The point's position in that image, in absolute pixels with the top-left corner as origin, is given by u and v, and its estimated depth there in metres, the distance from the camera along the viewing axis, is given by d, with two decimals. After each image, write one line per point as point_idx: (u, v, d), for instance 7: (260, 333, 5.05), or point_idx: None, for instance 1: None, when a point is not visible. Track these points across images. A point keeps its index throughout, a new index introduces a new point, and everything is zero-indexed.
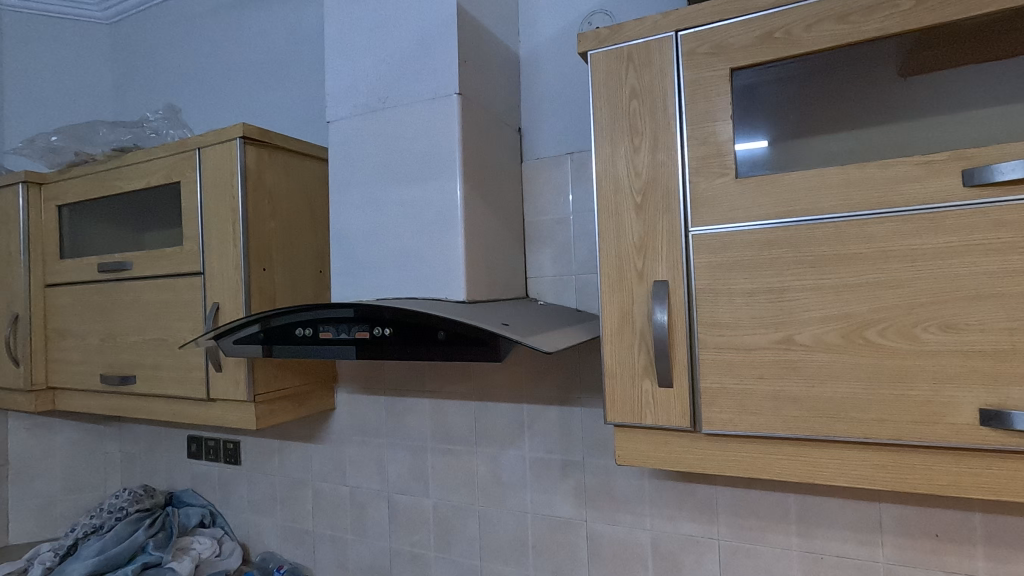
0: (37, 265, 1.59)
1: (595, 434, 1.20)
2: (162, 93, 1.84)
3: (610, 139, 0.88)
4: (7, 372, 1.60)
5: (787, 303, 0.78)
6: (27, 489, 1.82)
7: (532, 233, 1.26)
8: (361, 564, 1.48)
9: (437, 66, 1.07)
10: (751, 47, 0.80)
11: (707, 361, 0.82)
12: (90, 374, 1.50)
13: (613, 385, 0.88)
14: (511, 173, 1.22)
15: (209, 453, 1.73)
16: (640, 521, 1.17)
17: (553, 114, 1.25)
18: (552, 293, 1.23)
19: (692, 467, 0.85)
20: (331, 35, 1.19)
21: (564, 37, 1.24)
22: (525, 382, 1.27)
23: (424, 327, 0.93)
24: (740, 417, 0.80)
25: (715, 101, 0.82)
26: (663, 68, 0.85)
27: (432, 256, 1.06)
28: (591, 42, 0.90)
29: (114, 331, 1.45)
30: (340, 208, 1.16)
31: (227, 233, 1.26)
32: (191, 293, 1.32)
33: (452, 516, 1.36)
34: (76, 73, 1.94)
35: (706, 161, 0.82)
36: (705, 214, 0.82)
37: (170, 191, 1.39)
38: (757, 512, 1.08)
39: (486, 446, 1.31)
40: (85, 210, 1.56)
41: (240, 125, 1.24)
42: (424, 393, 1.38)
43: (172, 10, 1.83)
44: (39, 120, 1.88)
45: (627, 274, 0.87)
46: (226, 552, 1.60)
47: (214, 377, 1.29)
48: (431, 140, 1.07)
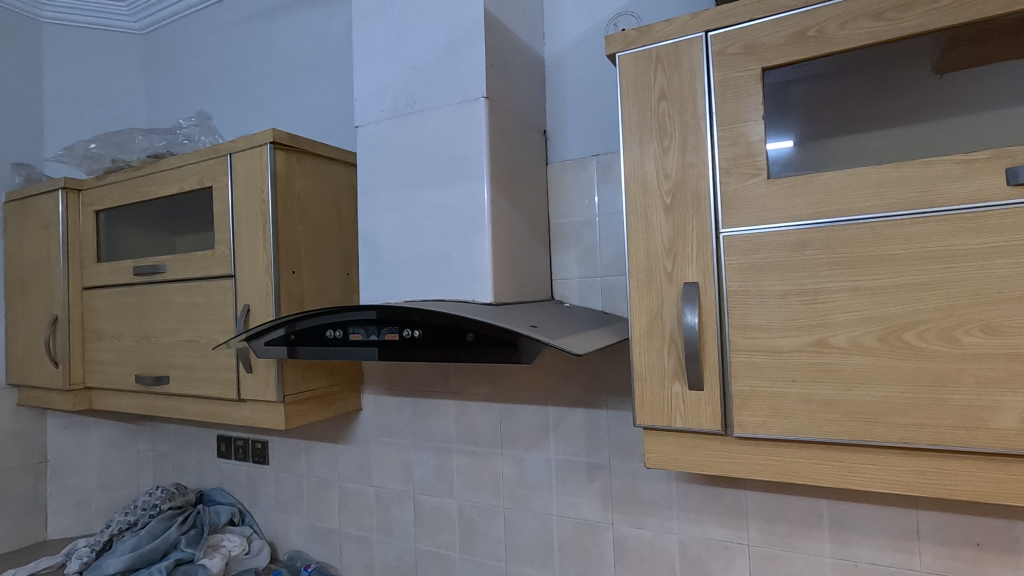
0: (75, 268, 1.64)
1: (622, 435, 1.20)
2: (193, 101, 1.89)
3: (638, 141, 0.88)
4: (47, 372, 1.65)
5: (822, 305, 0.76)
6: (64, 486, 1.87)
7: (557, 236, 1.26)
8: (387, 564, 1.49)
9: (464, 70, 1.08)
10: (783, 47, 0.79)
11: (739, 364, 0.81)
12: (125, 374, 1.55)
13: (642, 387, 0.88)
14: (536, 175, 1.22)
15: (238, 452, 1.76)
16: (667, 524, 1.16)
17: (578, 115, 1.25)
18: (577, 295, 1.23)
19: (722, 470, 0.84)
20: (359, 42, 1.21)
21: (590, 38, 1.24)
22: (551, 384, 1.27)
23: (453, 328, 0.93)
24: (773, 421, 0.79)
25: (745, 102, 0.81)
26: (693, 68, 0.84)
27: (459, 259, 1.07)
28: (619, 44, 0.90)
29: (148, 332, 1.49)
30: (368, 211, 1.18)
31: (257, 237, 1.29)
32: (223, 296, 1.35)
33: (477, 517, 1.36)
34: (111, 82, 2.01)
35: (737, 161, 0.81)
36: (736, 215, 0.82)
37: (202, 196, 1.42)
38: (788, 518, 1.06)
39: (512, 448, 1.32)
40: (121, 215, 1.61)
41: (271, 131, 1.27)
42: (449, 395, 1.39)
43: (203, 19, 1.88)
44: (77, 128, 1.95)
45: (656, 275, 0.87)
46: (255, 550, 1.63)
47: (245, 378, 1.31)
48: (459, 143, 1.08)
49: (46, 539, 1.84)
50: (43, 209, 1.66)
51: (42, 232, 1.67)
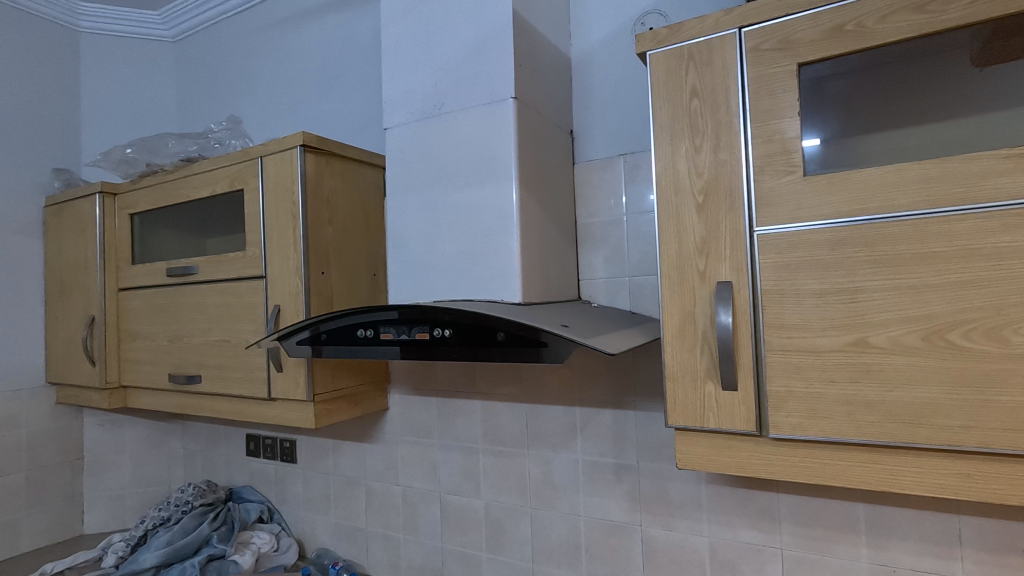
0: (111, 270, 1.69)
1: (652, 436, 1.19)
2: (223, 106, 1.94)
3: (670, 139, 0.87)
4: (85, 371, 1.70)
5: (861, 304, 0.75)
6: (99, 482, 1.92)
7: (584, 236, 1.25)
8: (413, 563, 1.50)
9: (493, 72, 1.09)
10: (819, 41, 0.78)
11: (774, 364, 0.80)
12: (159, 373, 1.58)
13: (674, 387, 0.87)
14: (563, 174, 1.22)
15: (266, 450, 1.79)
16: (697, 526, 1.15)
17: (605, 114, 1.24)
18: (605, 294, 1.23)
19: (757, 472, 0.83)
20: (388, 44, 1.23)
21: (618, 37, 1.23)
22: (578, 384, 1.26)
23: (484, 328, 0.93)
24: (810, 422, 0.78)
25: (781, 98, 0.80)
26: (726, 65, 0.83)
27: (487, 259, 1.07)
28: (650, 42, 0.89)
29: (181, 332, 1.52)
30: (397, 213, 1.19)
31: (288, 238, 1.31)
32: (254, 296, 1.37)
33: (503, 517, 1.37)
34: (143, 88, 2.06)
35: (771, 159, 0.80)
36: (770, 213, 0.81)
37: (233, 199, 1.45)
38: (823, 522, 1.04)
39: (539, 448, 1.31)
40: (154, 218, 1.64)
41: (301, 134, 1.29)
42: (475, 394, 1.40)
43: (232, 26, 1.92)
44: (113, 133, 2.00)
45: (688, 274, 0.86)
46: (283, 547, 1.65)
47: (275, 377, 1.33)
48: (487, 144, 1.08)
49: (82, 533, 1.90)
50: (82, 213, 1.72)
51: (80, 235, 1.72)
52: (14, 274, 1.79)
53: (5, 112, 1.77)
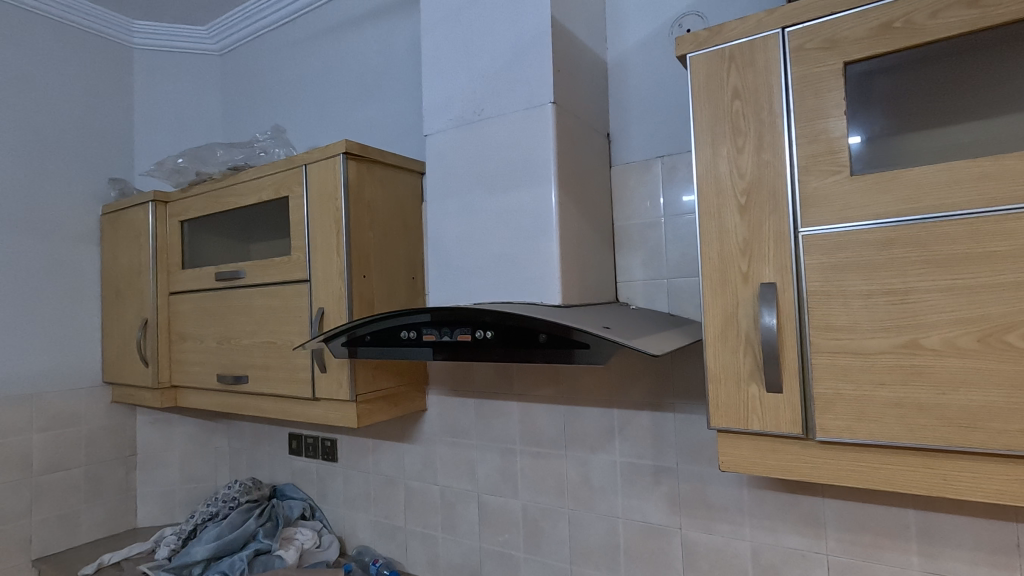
0: (163, 275, 1.77)
1: (692, 438, 1.18)
2: (266, 116, 2.01)
3: (711, 141, 0.87)
4: (138, 371, 1.78)
5: (911, 305, 0.74)
6: (151, 477, 2.01)
7: (621, 238, 1.26)
8: (452, 562, 1.52)
9: (531, 77, 1.10)
10: (866, 40, 0.77)
11: (821, 366, 0.79)
12: (208, 374, 1.65)
13: (717, 389, 0.87)
14: (600, 177, 1.23)
15: (308, 449, 1.84)
16: (738, 530, 1.14)
17: (642, 117, 1.25)
18: (643, 297, 1.23)
19: (803, 475, 0.82)
20: (428, 54, 1.26)
21: (653, 41, 1.24)
22: (616, 386, 1.27)
23: (526, 329, 0.95)
24: (859, 425, 0.77)
25: (826, 98, 0.79)
26: (769, 66, 0.83)
27: (527, 261, 1.09)
28: (690, 45, 0.90)
29: (228, 334, 1.58)
30: (437, 217, 1.22)
31: (331, 243, 1.35)
32: (298, 299, 1.42)
33: (541, 518, 1.38)
34: (190, 99, 2.14)
35: (816, 159, 0.80)
36: (816, 214, 0.80)
37: (278, 205, 1.50)
38: (870, 527, 1.02)
39: (576, 450, 1.32)
40: (203, 225, 1.72)
41: (344, 142, 1.33)
42: (512, 396, 1.41)
43: (275, 39, 1.99)
44: (163, 145, 2.10)
45: (731, 276, 0.86)
46: (325, 544, 1.70)
47: (319, 377, 1.38)
48: (526, 149, 1.10)
49: (136, 527, 1.98)
50: (136, 220, 1.80)
51: (134, 241, 1.81)
52: (73, 279, 1.89)
53: (67, 126, 1.89)
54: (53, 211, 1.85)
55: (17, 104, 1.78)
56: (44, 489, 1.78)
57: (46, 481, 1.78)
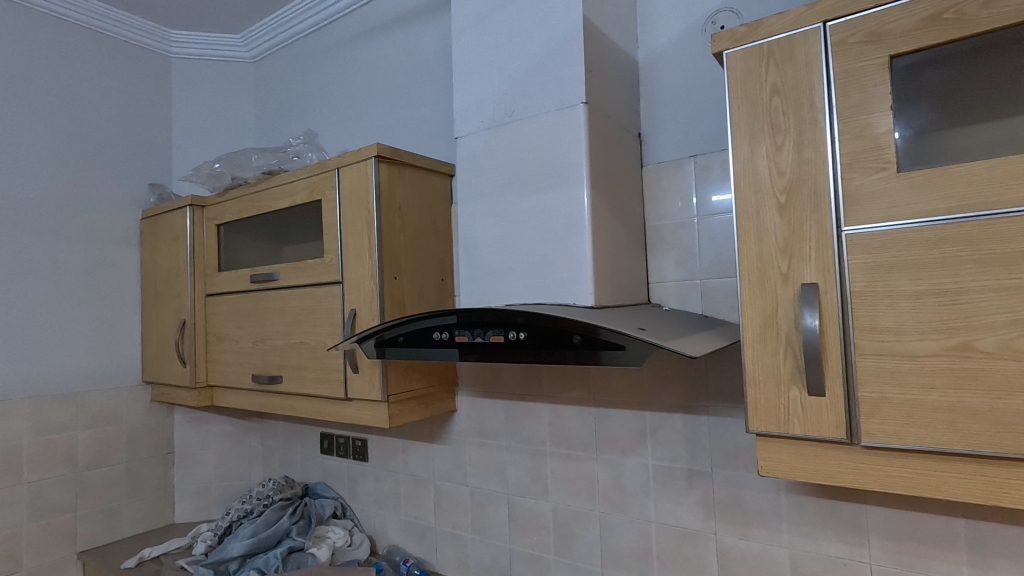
0: (200, 277, 1.81)
1: (728, 441, 1.16)
2: (298, 121, 2.05)
3: (748, 139, 0.86)
4: (177, 371, 1.83)
5: (962, 306, 0.71)
6: (188, 474, 2.07)
7: (652, 238, 1.24)
8: (481, 563, 1.52)
9: (563, 78, 1.10)
10: (914, 32, 0.75)
11: (866, 369, 0.77)
12: (243, 373, 1.68)
13: (755, 392, 0.85)
14: (631, 177, 1.22)
15: (339, 449, 1.87)
16: (776, 536, 1.11)
17: (674, 116, 1.23)
18: (676, 298, 1.21)
19: (847, 481, 0.80)
20: (459, 56, 1.27)
21: (685, 40, 1.22)
22: (647, 388, 1.25)
23: (560, 330, 0.94)
24: (907, 430, 0.74)
25: (871, 92, 0.77)
26: (809, 62, 0.81)
27: (559, 262, 1.08)
28: (726, 41, 0.88)
29: (263, 334, 1.62)
30: (468, 219, 1.22)
31: (363, 245, 1.36)
32: (331, 301, 1.44)
33: (572, 521, 1.37)
34: (225, 105, 2.20)
35: (861, 155, 0.78)
36: (859, 212, 0.78)
37: (310, 208, 1.53)
38: (916, 536, 0.99)
39: (607, 453, 1.31)
40: (238, 228, 1.76)
41: (376, 145, 1.35)
42: (542, 397, 1.41)
43: (307, 46, 2.03)
44: (200, 151, 2.16)
45: (770, 276, 0.84)
46: (356, 543, 1.72)
47: (352, 378, 1.39)
48: (558, 150, 1.10)
49: (173, 522, 2.04)
50: (174, 224, 1.86)
51: (173, 245, 1.86)
52: (114, 281, 1.95)
53: (108, 134, 1.96)
54: (96, 215, 1.91)
55: (63, 112, 1.85)
56: (87, 484, 1.84)
57: (89, 476, 1.85)
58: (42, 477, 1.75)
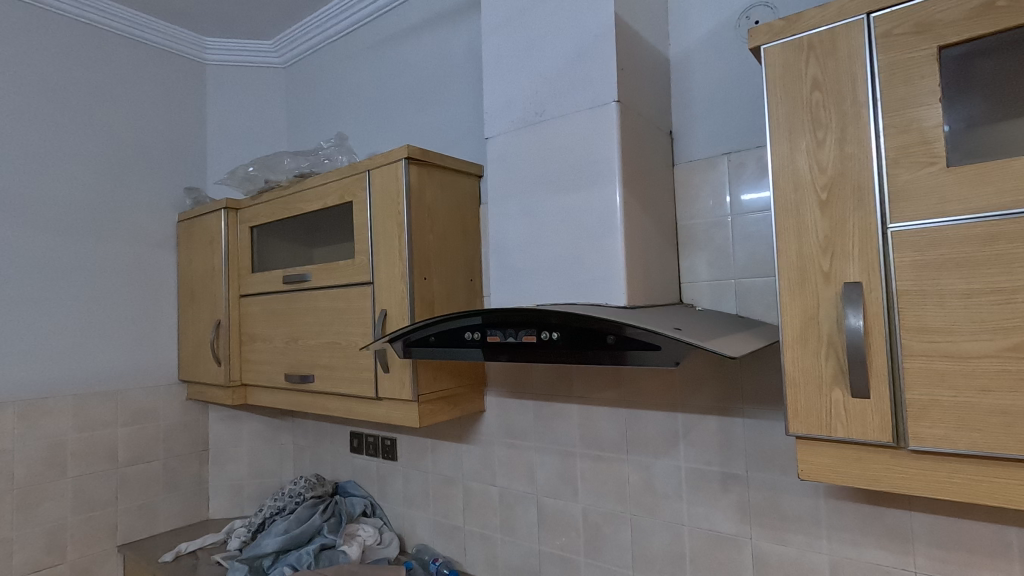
0: (234, 278, 1.85)
1: (764, 444, 1.14)
2: (329, 125, 2.08)
3: (788, 134, 0.84)
4: (212, 369, 1.88)
5: (1019, 305, 0.68)
6: (222, 471, 2.12)
7: (684, 238, 1.23)
8: (510, 564, 1.52)
9: (594, 76, 1.09)
10: (964, 21, 0.72)
11: (913, 370, 0.74)
12: (276, 373, 1.72)
13: (795, 394, 0.83)
14: (663, 176, 1.20)
15: (369, 448, 1.89)
16: (815, 542, 1.09)
17: (706, 113, 1.21)
18: (709, 298, 1.19)
19: (893, 486, 0.77)
20: (489, 57, 1.27)
21: (718, 36, 1.20)
22: (680, 389, 1.24)
23: (594, 330, 0.94)
24: (959, 434, 0.72)
25: (919, 85, 0.74)
26: (853, 54, 0.79)
27: (591, 262, 1.08)
28: (764, 36, 0.87)
29: (295, 334, 1.64)
30: (499, 219, 1.22)
31: (393, 246, 1.38)
32: (362, 301, 1.45)
33: (602, 523, 1.36)
34: (257, 110, 2.24)
35: (908, 150, 0.75)
36: (906, 209, 0.75)
37: (342, 210, 1.55)
38: (966, 545, 0.95)
39: (638, 454, 1.30)
40: (270, 230, 1.79)
41: (406, 147, 1.36)
42: (572, 398, 1.40)
43: (336, 50, 2.06)
44: (233, 155, 2.21)
45: (811, 275, 0.82)
46: (386, 541, 1.73)
47: (383, 378, 1.41)
48: (590, 149, 1.09)
49: (208, 518, 2.09)
50: (209, 226, 1.90)
51: (208, 247, 1.91)
52: (152, 283, 2.01)
53: (147, 140, 2.02)
54: (135, 218, 1.98)
55: (104, 119, 1.92)
56: (127, 479, 1.90)
57: (130, 471, 1.91)
58: (85, 471, 1.81)
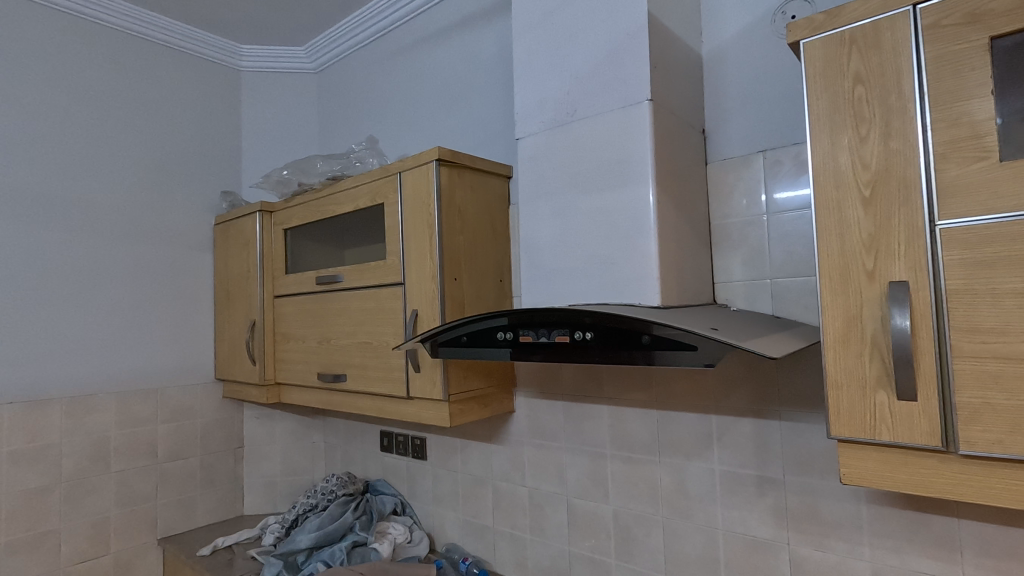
0: (268, 280, 1.90)
1: (802, 448, 1.11)
2: (359, 128, 2.12)
3: (829, 130, 0.82)
4: (247, 368, 1.92)
5: None
6: (256, 468, 2.17)
7: (718, 237, 1.21)
8: (540, 564, 1.52)
9: (626, 75, 1.09)
10: (1018, 10, 0.70)
11: (964, 372, 0.72)
12: (308, 372, 1.75)
13: (837, 396, 0.81)
14: (696, 175, 1.19)
15: (399, 447, 1.91)
16: (856, 549, 1.06)
17: (741, 111, 1.19)
18: (744, 299, 1.17)
19: (942, 492, 0.75)
20: (520, 58, 1.28)
21: (753, 32, 1.18)
22: (714, 391, 1.22)
23: (629, 330, 0.93)
24: (1013, 439, 0.69)
25: (969, 77, 0.72)
26: (897, 47, 0.77)
27: (623, 262, 1.07)
28: (803, 30, 0.85)
29: (328, 334, 1.67)
30: (530, 219, 1.23)
31: (424, 247, 1.39)
32: (393, 302, 1.47)
33: (634, 525, 1.34)
34: (290, 116, 2.30)
35: (957, 144, 0.73)
36: (955, 205, 0.73)
37: (373, 212, 1.57)
38: (1018, 554, 0.91)
39: (671, 456, 1.28)
40: (303, 232, 1.82)
41: (437, 149, 1.37)
42: (603, 399, 1.39)
43: (367, 55, 2.10)
44: (267, 159, 2.26)
45: (854, 275, 0.80)
46: (416, 539, 1.75)
47: (414, 377, 1.42)
48: (621, 148, 1.08)
49: (243, 514, 2.14)
50: (245, 229, 1.95)
51: (243, 249, 1.96)
52: (190, 284, 2.07)
53: (185, 145, 2.08)
54: (174, 222, 2.04)
55: (145, 126, 1.99)
56: (167, 475, 1.96)
57: (169, 467, 1.96)
58: (127, 466, 1.87)
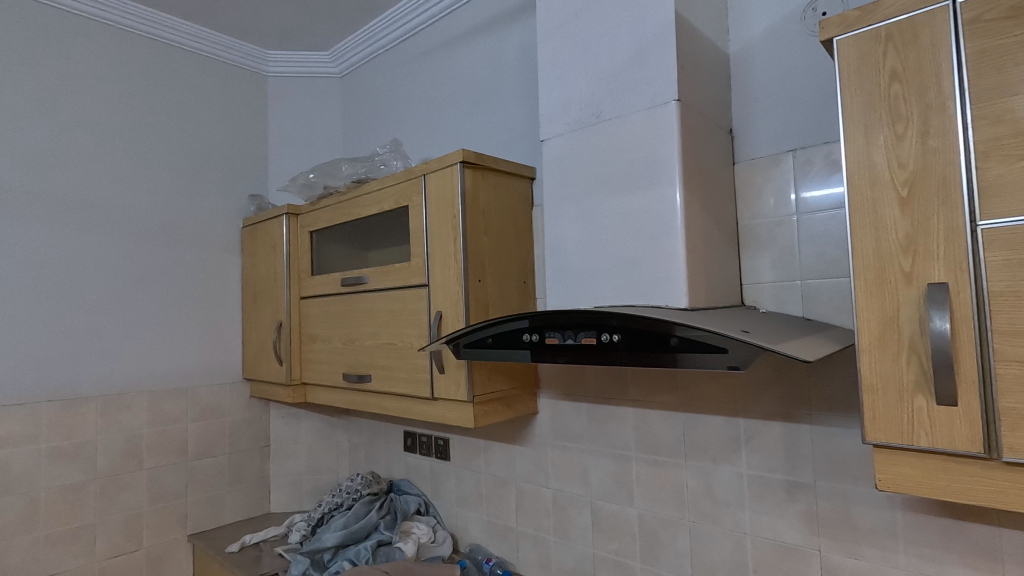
0: (294, 281, 1.93)
1: (834, 452, 1.09)
2: (383, 131, 2.14)
3: (864, 129, 0.80)
4: (274, 368, 1.95)
5: None
6: (282, 466, 2.20)
7: (746, 238, 1.19)
8: (564, 566, 1.51)
9: (653, 75, 1.08)
10: None
11: (1008, 376, 0.70)
12: (334, 372, 1.77)
13: (873, 400, 0.80)
14: (724, 175, 1.17)
15: (422, 447, 1.92)
16: (891, 557, 1.03)
17: (769, 110, 1.17)
18: (773, 300, 1.15)
19: (984, 500, 0.73)
20: (545, 59, 1.28)
21: (782, 29, 1.16)
22: (742, 394, 1.20)
23: (657, 332, 0.92)
24: None
25: (1011, 73, 0.70)
26: (936, 43, 0.75)
27: (650, 263, 1.06)
28: (836, 28, 0.83)
29: (353, 335, 1.69)
30: (556, 221, 1.22)
31: (449, 249, 1.40)
32: (418, 303, 1.48)
33: (659, 529, 1.33)
34: (315, 119, 2.33)
35: (1000, 142, 0.71)
36: (997, 205, 0.71)
37: (397, 214, 1.58)
38: None
39: (697, 460, 1.27)
40: (328, 235, 1.85)
41: (461, 151, 1.38)
42: (628, 401, 1.39)
43: (390, 58, 2.12)
44: (293, 163, 2.30)
45: (890, 276, 0.78)
46: (440, 539, 1.76)
47: (438, 378, 1.43)
48: (648, 148, 1.08)
49: (270, 511, 2.18)
50: (271, 232, 1.99)
51: (270, 251, 1.99)
52: (219, 285, 2.12)
53: (214, 150, 2.13)
54: (204, 225, 2.09)
55: (176, 131, 2.04)
56: (196, 472, 2.00)
57: (198, 465, 2.01)
58: (159, 464, 1.92)
